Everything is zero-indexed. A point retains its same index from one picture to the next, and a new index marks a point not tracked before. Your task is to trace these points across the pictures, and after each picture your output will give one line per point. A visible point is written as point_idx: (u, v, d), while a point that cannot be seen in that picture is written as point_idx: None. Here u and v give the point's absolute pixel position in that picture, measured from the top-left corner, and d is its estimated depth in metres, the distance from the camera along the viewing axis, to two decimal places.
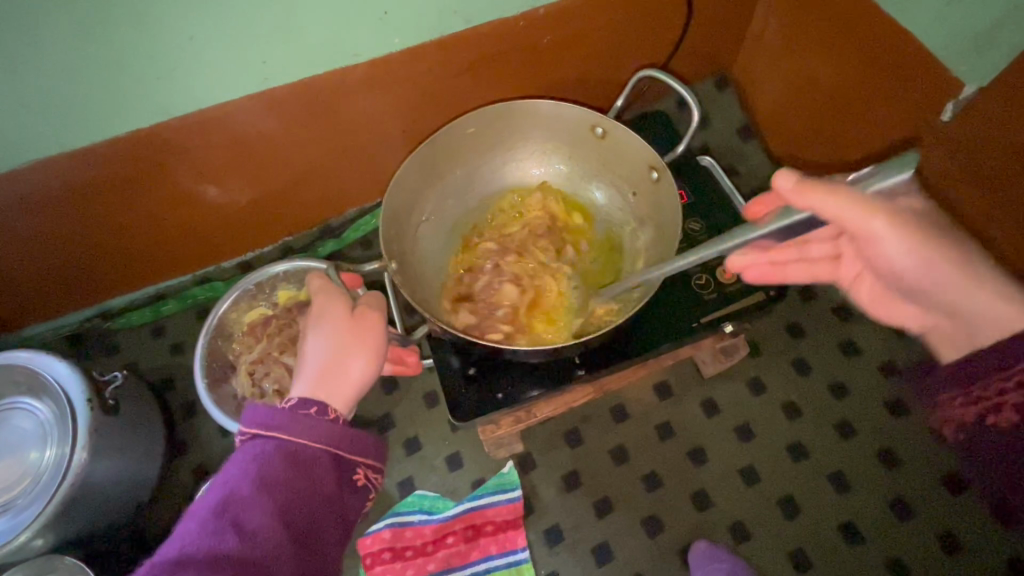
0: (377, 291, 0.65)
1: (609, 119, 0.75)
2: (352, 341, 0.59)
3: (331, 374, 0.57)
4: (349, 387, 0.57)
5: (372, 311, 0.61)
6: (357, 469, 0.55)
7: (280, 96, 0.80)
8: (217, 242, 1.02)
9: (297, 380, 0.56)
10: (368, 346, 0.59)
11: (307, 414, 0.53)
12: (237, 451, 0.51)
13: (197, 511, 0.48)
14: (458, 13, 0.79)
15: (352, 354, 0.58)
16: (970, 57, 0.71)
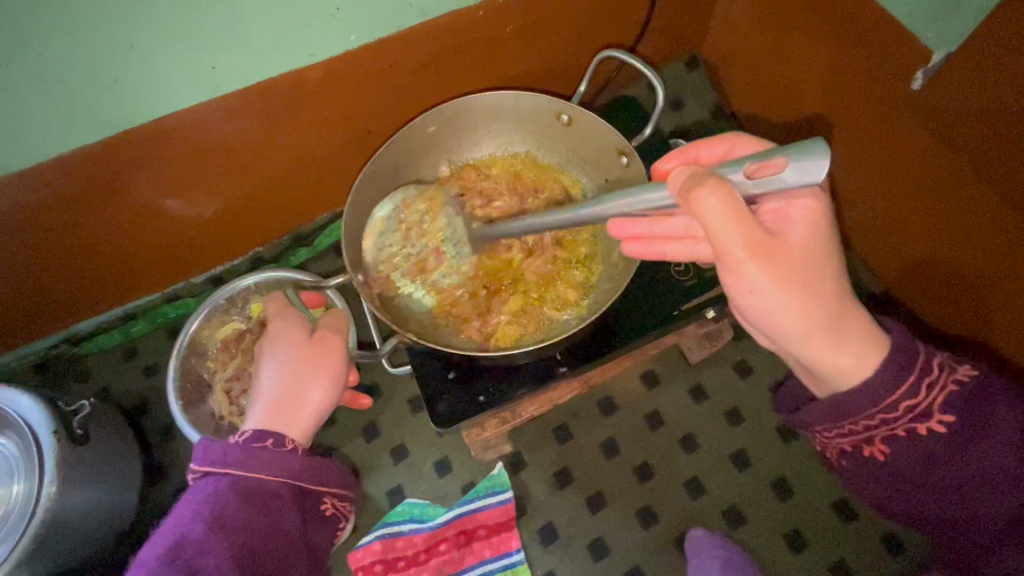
0: (337, 312, 0.64)
1: (574, 105, 0.73)
2: (309, 367, 0.57)
3: (287, 403, 0.55)
4: (307, 416, 0.56)
5: (330, 335, 0.60)
6: (323, 499, 0.56)
7: (233, 103, 0.77)
8: (185, 258, 0.98)
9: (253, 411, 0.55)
10: (326, 371, 0.58)
11: (264, 448, 0.51)
12: (190, 491, 0.49)
13: (147, 558, 0.45)
14: (415, 6, 0.75)
15: (307, 379, 0.57)
16: (938, 23, 0.69)
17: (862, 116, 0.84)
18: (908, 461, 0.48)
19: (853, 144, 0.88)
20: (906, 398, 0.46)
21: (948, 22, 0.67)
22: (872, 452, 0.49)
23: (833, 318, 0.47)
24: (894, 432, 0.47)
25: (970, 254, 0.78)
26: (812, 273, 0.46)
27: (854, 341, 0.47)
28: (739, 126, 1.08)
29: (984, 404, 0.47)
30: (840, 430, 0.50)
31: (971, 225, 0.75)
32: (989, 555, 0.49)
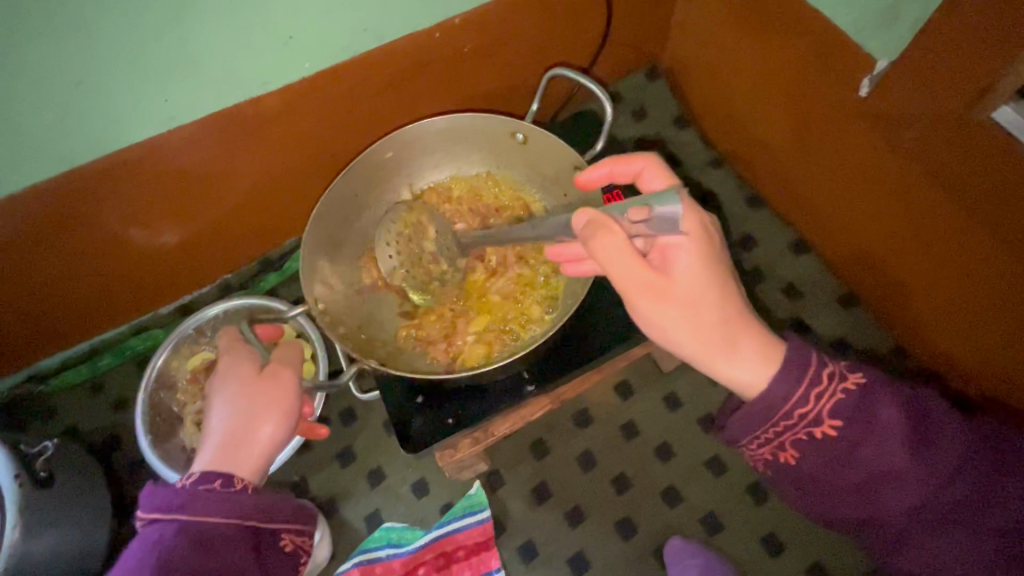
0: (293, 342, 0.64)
1: (529, 124, 0.73)
2: (259, 402, 0.57)
3: (237, 442, 0.55)
4: (257, 452, 0.55)
5: (282, 366, 0.59)
6: (282, 535, 0.55)
7: (191, 134, 0.76)
8: (151, 289, 0.97)
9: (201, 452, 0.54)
10: (278, 404, 0.57)
11: (211, 490, 0.51)
12: (137, 539, 0.49)
13: None
14: (369, 32, 0.76)
15: (257, 415, 0.56)
16: (879, 32, 0.71)
17: (814, 124, 0.86)
18: (814, 465, 0.49)
19: (808, 152, 0.90)
20: (797, 407, 0.48)
21: (888, 31, 0.69)
22: (785, 457, 0.50)
23: (727, 331, 0.51)
24: (800, 438, 0.49)
25: (926, 253, 0.79)
26: (700, 296, 0.50)
27: (751, 348, 0.51)
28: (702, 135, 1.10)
29: (872, 410, 0.47)
30: (760, 439, 0.50)
31: (924, 225, 0.77)
32: (893, 541, 0.51)
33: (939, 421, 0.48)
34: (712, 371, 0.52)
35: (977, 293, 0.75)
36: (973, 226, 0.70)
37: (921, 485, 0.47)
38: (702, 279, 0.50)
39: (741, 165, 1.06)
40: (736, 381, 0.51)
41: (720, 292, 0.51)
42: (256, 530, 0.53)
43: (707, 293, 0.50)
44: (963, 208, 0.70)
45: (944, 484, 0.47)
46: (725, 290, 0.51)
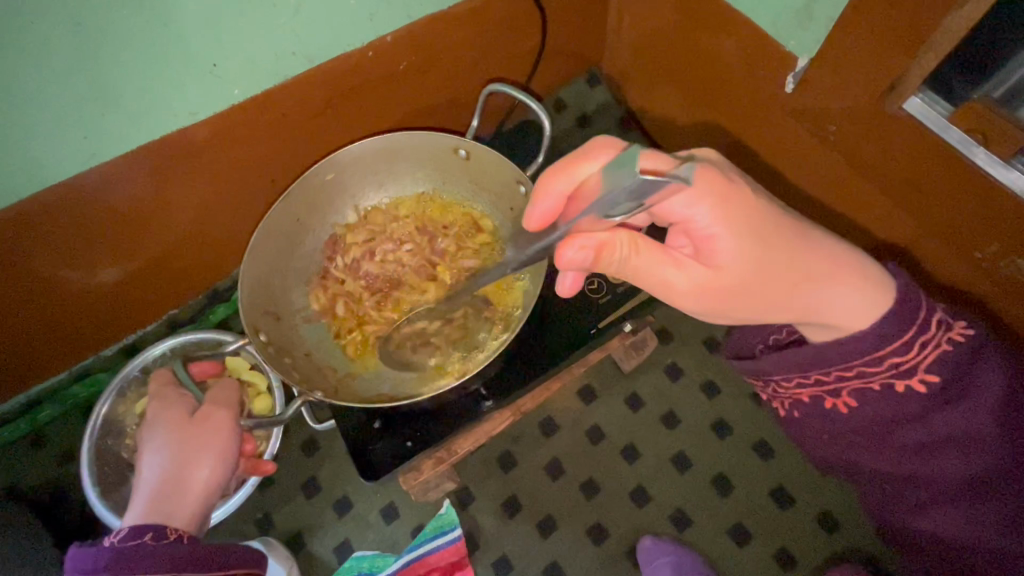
0: (220, 385, 0.65)
1: (469, 140, 0.72)
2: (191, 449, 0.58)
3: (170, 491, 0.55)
4: (192, 500, 0.56)
5: (215, 409, 0.61)
6: None
7: (115, 171, 0.73)
8: (90, 334, 0.93)
9: (133, 507, 0.54)
10: (212, 448, 0.58)
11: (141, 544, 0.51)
12: None
13: None
14: (298, 54, 0.74)
15: (190, 462, 0.57)
16: (796, 32, 0.73)
17: (750, 120, 0.88)
18: (872, 412, 0.50)
19: (748, 146, 0.92)
20: (891, 354, 0.47)
21: (806, 30, 0.72)
22: (836, 403, 0.51)
23: (815, 270, 0.49)
24: (868, 385, 0.49)
25: (859, 235, 0.83)
26: (766, 257, 0.48)
27: (851, 276, 0.49)
28: (646, 136, 1.12)
29: (976, 367, 0.47)
30: (799, 381, 0.52)
31: (856, 210, 0.81)
32: (917, 504, 0.53)
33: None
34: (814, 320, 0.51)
35: (905, 267, 0.80)
36: (900, 211, 0.74)
37: (983, 449, 0.48)
38: (757, 229, 0.48)
39: None
40: (839, 319, 0.49)
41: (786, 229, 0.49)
42: None
43: (777, 244, 0.48)
44: (891, 195, 0.74)
45: (1012, 460, 0.48)
46: (792, 228, 0.50)
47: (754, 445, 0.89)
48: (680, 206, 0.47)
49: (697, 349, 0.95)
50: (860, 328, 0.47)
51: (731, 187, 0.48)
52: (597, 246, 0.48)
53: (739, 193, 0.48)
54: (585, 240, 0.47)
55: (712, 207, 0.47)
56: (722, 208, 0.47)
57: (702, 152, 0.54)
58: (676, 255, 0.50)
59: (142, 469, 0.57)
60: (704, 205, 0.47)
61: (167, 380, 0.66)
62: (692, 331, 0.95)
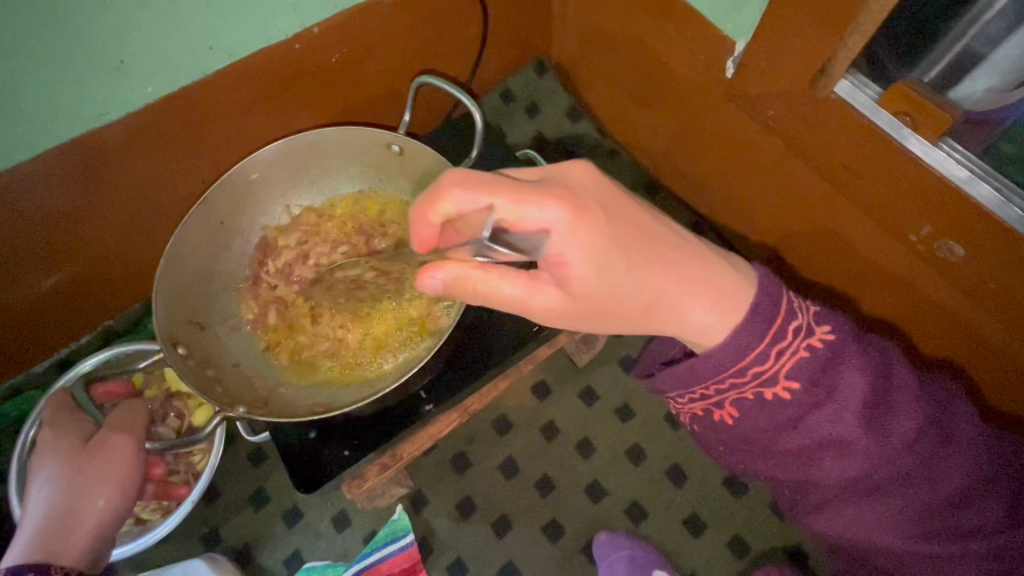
0: (121, 409, 0.64)
1: (401, 135, 0.70)
2: (82, 482, 0.57)
3: (57, 527, 0.54)
4: (84, 531, 0.55)
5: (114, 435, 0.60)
6: None
7: (24, 177, 0.68)
8: (19, 349, 0.88)
9: (17, 545, 0.53)
10: (110, 476, 0.58)
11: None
12: None
13: None
14: (216, 48, 0.70)
15: (81, 495, 0.56)
16: (733, 16, 0.72)
17: (694, 106, 0.87)
18: (752, 424, 0.49)
19: (693, 134, 0.91)
20: (751, 366, 0.47)
21: (740, 14, 0.71)
22: (722, 415, 0.50)
23: (673, 289, 0.49)
24: (743, 396, 0.48)
25: (803, 220, 0.82)
26: (621, 281, 0.48)
27: (708, 293, 0.49)
28: (597, 125, 1.09)
29: (832, 370, 0.46)
30: (691, 395, 0.50)
31: (797, 195, 0.80)
32: (811, 504, 0.52)
33: (897, 393, 0.47)
34: (680, 332, 0.51)
35: (843, 250, 0.79)
36: (837, 197, 0.74)
37: (856, 449, 0.47)
38: (607, 256, 0.47)
39: (635, 151, 1.07)
40: (695, 334, 0.51)
41: (654, 245, 0.49)
42: None
43: (643, 263, 0.48)
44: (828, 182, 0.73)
45: (888, 455, 0.47)
46: (655, 246, 0.49)
47: None
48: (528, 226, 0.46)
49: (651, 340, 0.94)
50: (779, 323, 0.46)
51: (579, 212, 0.46)
52: (451, 278, 0.47)
53: (590, 218, 0.46)
54: (437, 272, 0.47)
55: (563, 230, 0.46)
56: (574, 231, 0.45)
57: (567, 167, 0.51)
58: (534, 284, 0.48)
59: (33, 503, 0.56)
60: (557, 231, 0.46)
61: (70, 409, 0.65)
62: None
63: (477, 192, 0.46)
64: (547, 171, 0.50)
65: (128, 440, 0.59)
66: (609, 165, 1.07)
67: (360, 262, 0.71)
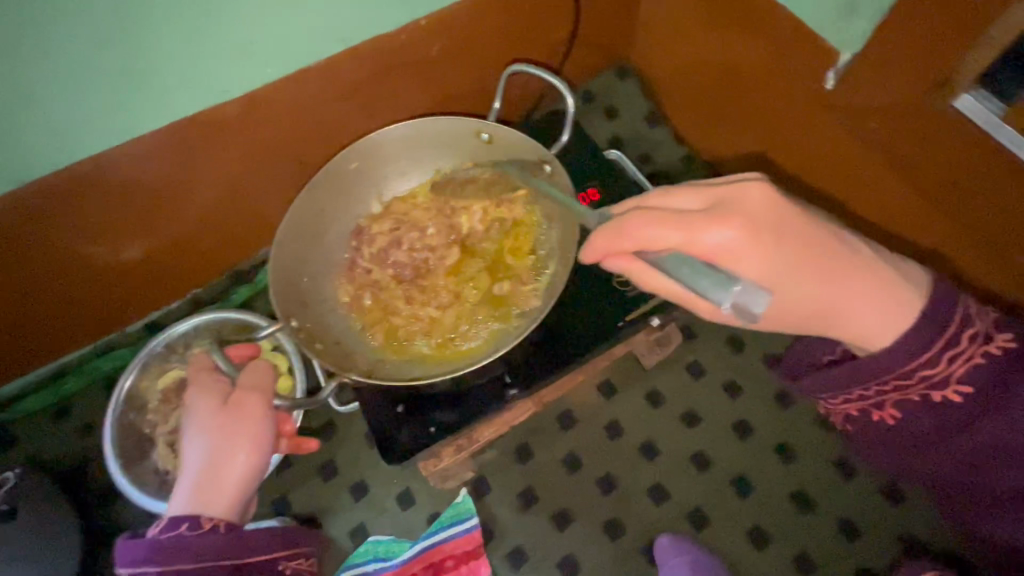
0: (259, 364, 0.66)
1: (490, 122, 0.73)
2: (225, 438, 0.59)
3: (206, 479, 0.57)
4: (228, 483, 0.58)
5: (243, 395, 0.61)
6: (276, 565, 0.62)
7: (148, 145, 0.73)
8: (116, 308, 0.93)
9: (177, 492, 0.57)
10: (247, 436, 0.59)
11: (179, 533, 0.54)
12: None
13: None
14: (333, 35, 0.74)
15: (225, 451, 0.58)
16: (839, 27, 0.72)
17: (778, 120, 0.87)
18: (916, 425, 0.50)
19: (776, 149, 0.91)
20: (920, 368, 0.47)
21: (848, 24, 0.71)
22: (881, 416, 0.51)
23: (839, 290, 0.49)
24: (906, 398, 0.49)
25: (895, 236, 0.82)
26: (787, 278, 0.49)
27: (872, 294, 0.49)
28: (674, 131, 1.10)
29: (1009, 379, 0.46)
30: (847, 396, 0.52)
31: (891, 210, 0.80)
32: (974, 516, 0.51)
33: None
34: (839, 332, 0.51)
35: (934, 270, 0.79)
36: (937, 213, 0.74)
37: None
38: (780, 269, 0.49)
39: (712, 160, 1.06)
40: (860, 337, 0.50)
41: (817, 245, 0.50)
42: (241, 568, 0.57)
43: (808, 262, 0.49)
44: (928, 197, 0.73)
45: None
46: (819, 246, 0.50)
47: (775, 447, 0.88)
48: (700, 248, 0.50)
49: (720, 348, 0.94)
50: None
51: (753, 232, 0.49)
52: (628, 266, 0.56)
53: (756, 229, 0.49)
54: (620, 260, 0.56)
55: (731, 238, 0.49)
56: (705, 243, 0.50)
57: (743, 189, 0.51)
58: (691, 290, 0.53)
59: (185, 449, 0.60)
60: (731, 248, 0.50)
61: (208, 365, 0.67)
62: (714, 328, 0.95)
63: (654, 229, 0.51)
64: (714, 197, 0.52)
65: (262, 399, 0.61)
66: (685, 172, 1.07)
67: (472, 243, 0.76)
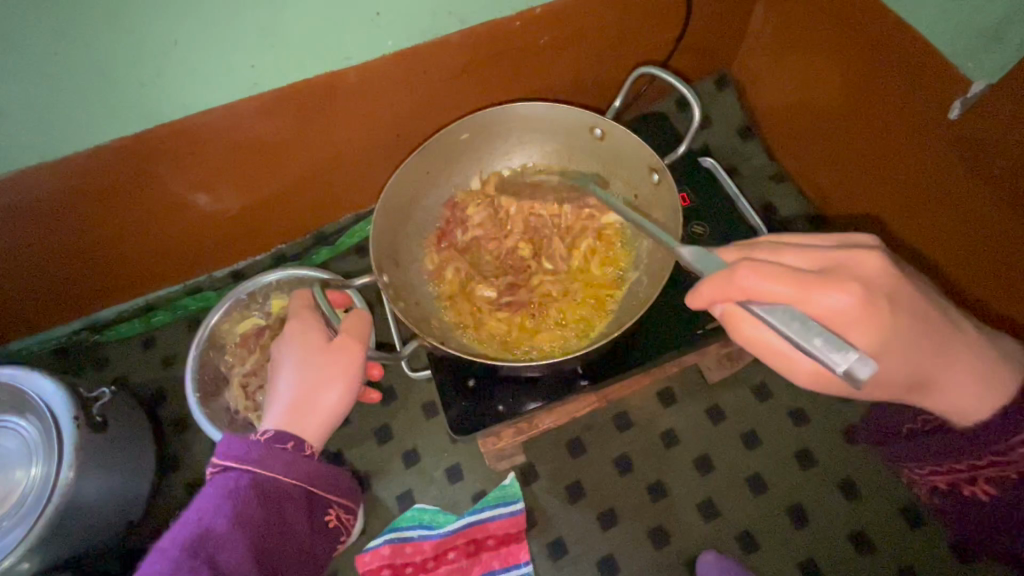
0: (360, 311, 0.67)
1: (608, 120, 0.77)
2: (327, 373, 0.62)
3: (304, 405, 0.60)
4: (321, 418, 0.61)
5: (350, 340, 0.64)
6: (330, 507, 0.61)
7: (271, 101, 0.77)
8: (210, 253, 0.98)
9: (274, 410, 0.61)
10: (345, 375, 0.63)
11: (284, 449, 0.57)
12: (211, 482, 0.54)
13: (170, 547, 0.50)
14: (453, 14, 0.76)
15: (326, 386, 0.61)
16: (978, 55, 0.68)
17: (871, 144, 0.87)
18: (1003, 503, 0.49)
19: (858, 171, 0.92)
20: (1013, 447, 0.46)
21: (990, 53, 0.67)
22: (973, 491, 0.51)
23: (942, 371, 0.47)
24: (999, 475, 0.48)
25: (949, 272, 0.83)
26: (896, 356, 0.45)
27: (979, 378, 0.47)
28: (767, 147, 1.07)
29: None
30: (942, 468, 0.53)
31: (952, 246, 0.81)
32: None
33: None
34: (926, 402, 0.49)
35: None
36: (1001, 257, 0.75)
37: None
38: (888, 346, 0.45)
39: (803, 181, 1.03)
40: (957, 408, 0.48)
41: (928, 327, 0.46)
42: (311, 495, 0.58)
43: (920, 339, 0.45)
44: (993, 236, 0.74)
45: None
46: (934, 326, 0.46)
47: (837, 481, 0.85)
48: (817, 309, 0.43)
49: None
50: None
51: (870, 301, 0.43)
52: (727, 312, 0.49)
53: (877, 307, 0.44)
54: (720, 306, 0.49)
55: (854, 315, 0.43)
56: (866, 317, 0.43)
57: (858, 257, 0.46)
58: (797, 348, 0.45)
59: (285, 374, 0.63)
60: (843, 315, 0.43)
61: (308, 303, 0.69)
62: None
63: (770, 277, 0.44)
64: (831, 262, 0.47)
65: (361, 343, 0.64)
66: (774, 189, 1.04)
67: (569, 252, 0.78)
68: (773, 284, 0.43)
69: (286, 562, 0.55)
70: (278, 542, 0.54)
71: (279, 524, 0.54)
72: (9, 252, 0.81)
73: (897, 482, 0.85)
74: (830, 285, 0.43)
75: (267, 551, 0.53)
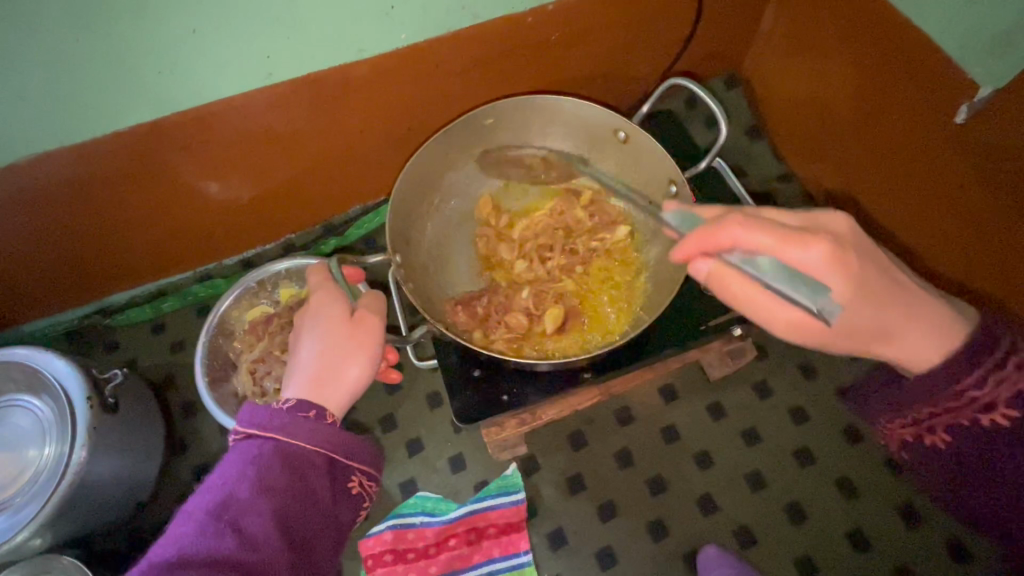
0: (379, 292, 0.69)
1: (632, 124, 0.78)
2: (348, 347, 0.63)
3: (326, 378, 0.61)
4: (343, 390, 0.62)
5: (370, 316, 0.65)
6: (352, 477, 0.60)
7: (285, 91, 0.78)
8: (222, 241, 1.00)
9: (296, 380, 0.61)
10: (365, 352, 0.64)
11: (306, 418, 0.58)
12: (235, 450, 0.55)
13: (193, 512, 0.51)
14: (466, 9, 0.77)
15: (347, 360, 0.63)
16: (985, 59, 0.69)
17: (877, 142, 0.88)
18: (967, 450, 0.50)
19: (862, 172, 0.93)
20: (970, 389, 0.48)
21: (997, 58, 0.68)
22: (934, 440, 0.52)
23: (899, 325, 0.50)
24: (958, 422, 0.50)
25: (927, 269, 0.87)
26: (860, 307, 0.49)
27: (927, 328, 0.50)
28: (774, 148, 1.08)
29: None
30: (903, 420, 0.54)
31: (942, 246, 0.84)
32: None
33: None
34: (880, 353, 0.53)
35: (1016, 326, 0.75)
36: (990, 258, 0.77)
37: None
38: (856, 287, 0.49)
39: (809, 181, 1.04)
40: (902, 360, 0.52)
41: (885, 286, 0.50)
42: (334, 465, 0.58)
43: (877, 289, 0.50)
44: (984, 237, 0.77)
45: None
46: (885, 281, 0.50)
47: (836, 480, 0.86)
48: (789, 263, 0.50)
49: (792, 373, 0.92)
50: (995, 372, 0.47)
51: (838, 255, 0.49)
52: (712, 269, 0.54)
53: (847, 258, 0.49)
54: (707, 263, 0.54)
55: (822, 261, 0.49)
56: (835, 267, 0.49)
57: (826, 219, 0.52)
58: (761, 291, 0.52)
59: (305, 346, 0.64)
60: (814, 267, 0.49)
61: (327, 276, 0.69)
62: (789, 353, 0.93)
63: (756, 229, 0.50)
64: (810, 219, 0.52)
65: (382, 320, 0.66)
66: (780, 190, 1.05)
67: (578, 246, 0.80)
68: (799, 251, 0.49)
69: (309, 530, 0.55)
70: (299, 510, 0.54)
71: (302, 490, 0.54)
72: (26, 234, 0.82)
73: (894, 482, 0.86)
74: (804, 241, 0.49)
75: (291, 518, 0.53)
